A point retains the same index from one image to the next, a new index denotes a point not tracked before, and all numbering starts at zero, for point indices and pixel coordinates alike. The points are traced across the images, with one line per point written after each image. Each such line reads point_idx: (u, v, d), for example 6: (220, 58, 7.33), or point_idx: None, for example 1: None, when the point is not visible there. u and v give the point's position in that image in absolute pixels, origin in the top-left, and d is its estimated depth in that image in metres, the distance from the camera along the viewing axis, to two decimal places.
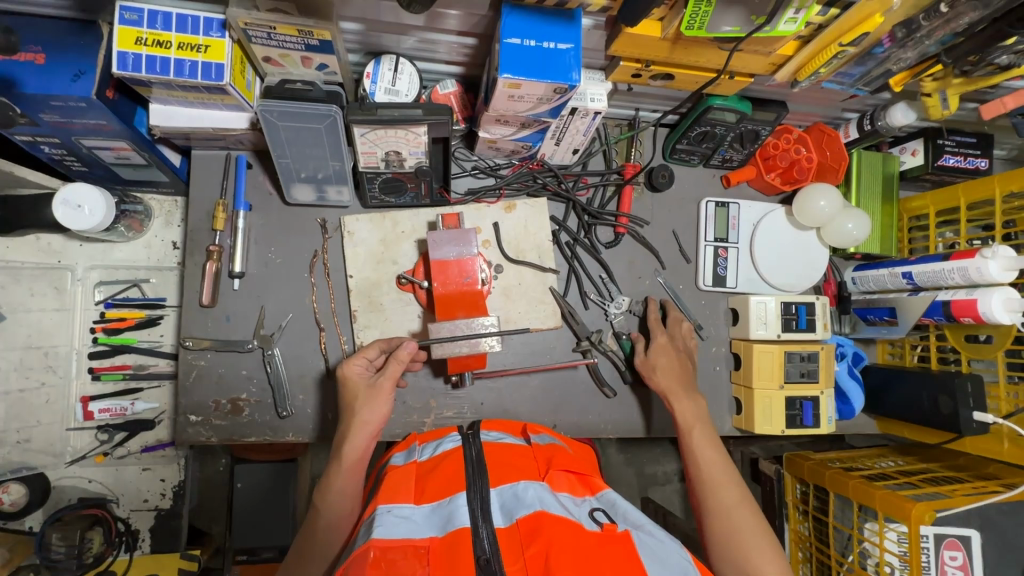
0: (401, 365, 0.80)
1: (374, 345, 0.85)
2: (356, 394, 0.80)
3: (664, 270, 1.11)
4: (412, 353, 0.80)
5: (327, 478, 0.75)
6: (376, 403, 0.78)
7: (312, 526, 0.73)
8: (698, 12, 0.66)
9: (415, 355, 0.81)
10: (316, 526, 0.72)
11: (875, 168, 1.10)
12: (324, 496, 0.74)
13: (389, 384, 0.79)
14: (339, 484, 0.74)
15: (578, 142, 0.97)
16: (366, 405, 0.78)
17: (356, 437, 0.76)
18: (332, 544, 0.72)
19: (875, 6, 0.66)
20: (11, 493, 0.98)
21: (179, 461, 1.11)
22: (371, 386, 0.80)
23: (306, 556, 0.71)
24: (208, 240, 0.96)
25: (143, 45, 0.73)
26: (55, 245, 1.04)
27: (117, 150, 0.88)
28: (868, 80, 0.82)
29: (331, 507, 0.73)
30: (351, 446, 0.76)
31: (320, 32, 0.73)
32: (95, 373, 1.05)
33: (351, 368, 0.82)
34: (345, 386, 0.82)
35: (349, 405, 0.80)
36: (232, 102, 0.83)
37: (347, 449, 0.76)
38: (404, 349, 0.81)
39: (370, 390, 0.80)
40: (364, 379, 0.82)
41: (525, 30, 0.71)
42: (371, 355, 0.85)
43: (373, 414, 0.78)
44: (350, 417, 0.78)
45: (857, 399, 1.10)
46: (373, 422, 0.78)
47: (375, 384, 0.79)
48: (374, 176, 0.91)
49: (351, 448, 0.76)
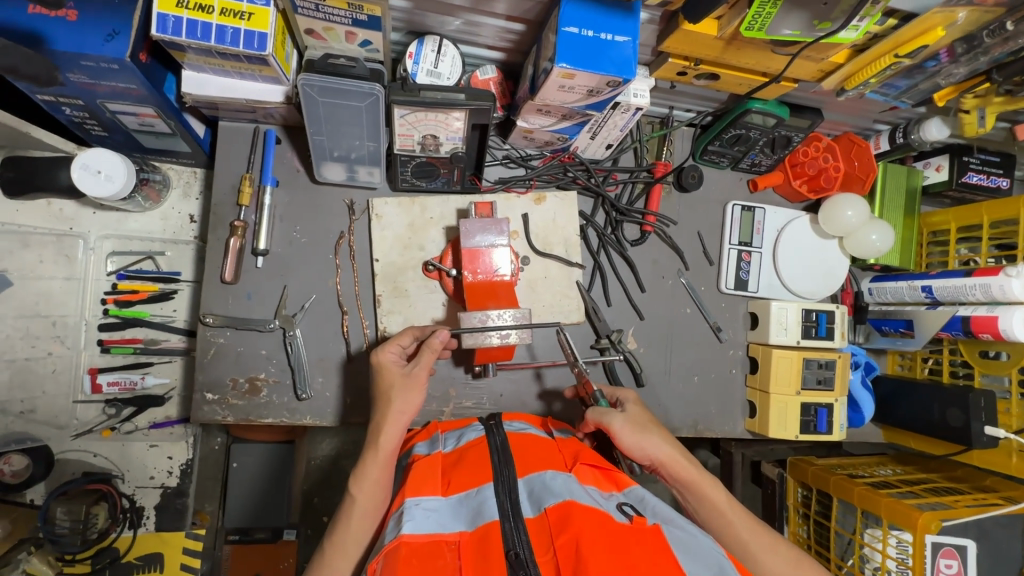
0: (434, 354, 0.79)
1: (406, 333, 0.85)
2: (391, 384, 0.79)
3: (687, 271, 1.11)
4: (445, 343, 0.79)
5: (363, 468, 0.74)
6: (412, 393, 0.78)
7: (347, 514, 0.72)
8: (761, 12, 0.65)
9: (447, 344, 0.81)
10: (352, 517, 0.72)
11: (900, 181, 1.11)
12: (360, 486, 0.73)
13: (424, 372, 0.79)
14: (376, 475, 0.73)
15: (613, 137, 0.96)
16: (403, 395, 0.77)
17: (392, 429, 0.75)
18: (366, 533, 0.72)
19: (939, 19, 0.66)
20: (13, 464, 0.96)
21: (188, 439, 1.08)
22: (407, 375, 0.79)
23: (341, 548, 0.71)
24: (232, 215, 0.93)
25: (184, 8, 0.70)
26: (67, 212, 1.01)
27: (142, 116, 0.85)
28: (913, 93, 0.82)
29: (365, 498, 0.72)
30: (387, 438, 0.75)
31: (370, 7, 0.71)
32: (105, 345, 1.01)
33: (384, 356, 0.82)
34: (380, 374, 0.81)
35: (384, 394, 0.79)
36: (270, 74, 0.80)
37: (384, 441, 0.75)
38: (437, 338, 0.81)
39: (408, 380, 0.79)
40: (399, 368, 0.81)
41: (583, 19, 0.69)
42: (402, 343, 0.84)
43: (409, 405, 0.77)
44: (385, 409, 0.77)
45: (868, 408, 1.12)
46: (408, 413, 0.77)
47: (411, 374, 0.79)
48: (408, 159, 0.90)
49: (386, 440, 0.75)
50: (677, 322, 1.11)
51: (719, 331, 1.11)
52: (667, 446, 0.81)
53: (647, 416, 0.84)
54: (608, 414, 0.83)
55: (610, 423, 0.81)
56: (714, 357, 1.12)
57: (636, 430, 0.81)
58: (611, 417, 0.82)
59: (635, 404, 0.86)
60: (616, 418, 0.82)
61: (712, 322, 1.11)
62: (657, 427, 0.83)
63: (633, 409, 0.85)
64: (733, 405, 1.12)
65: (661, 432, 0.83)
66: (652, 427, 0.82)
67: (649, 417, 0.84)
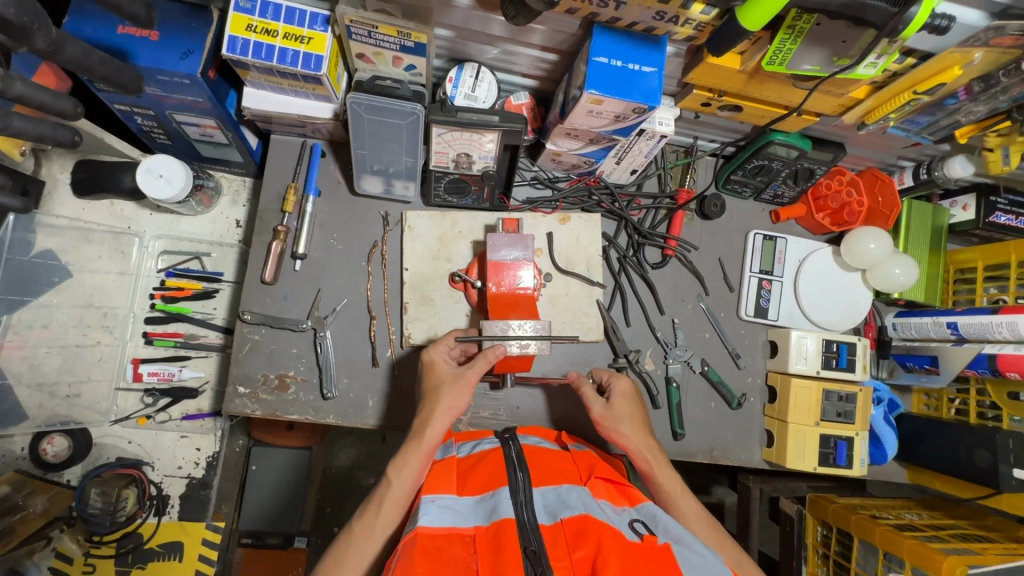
0: (487, 364, 0.84)
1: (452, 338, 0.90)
2: (441, 380, 0.83)
3: (707, 296, 1.13)
4: (499, 357, 0.84)
5: (405, 457, 0.77)
6: (460, 391, 0.82)
7: (382, 500, 0.75)
8: (782, 48, 0.69)
9: (499, 359, 0.85)
10: (385, 502, 0.74)
11: (925, 219, 1.12)
12: (399, 473, 0.76)
13: (475, 379, 0.83)
14: (416, 464, 0.76)
15: (638, 163, 1.00)
16: (452, 393, 0.81)
17: (438, 423, 0.79)
18: (395, 519, 0.75)
19: (956, 59, 0.68)
20: (55, 445, 1.05)
21: (216, 432, 1.12)
22: (458, 375, 0.83)
23: (371, 531, 0.73)
24: (276, 221, 1.00)
25: (252, 32, 0.78)
26: (127, 212, 1.09)
27: (204, 127, 0.93)
28: (934, 130, 0.84)
29: (402, 487, 0.75)
30: (433, 430, 0.79)
31: (418, 35, 0.78)
32: (149, 337, 1.08)
33: (437, 351, 0.87)
34: (431, 373, 0.85)
35: (433, 390, 0.83)
36: (322, 92, 0.87)
37: (430, 432, 0.78)
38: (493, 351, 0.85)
39: (457, 379, 0.83)
40: (449, 368, 0.85)
41: (612, 50, 0.75)
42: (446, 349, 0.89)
43: (457, 403, 0.81)
44: (437, 399, 0.81)
45: (891, 445, 1.10)
46: (456, 410, 0.81)
47: (462, 375, 0.83)
48: (441, 175, 0.96)
49: (432, 432, 0.79)
50: (698, 348, 1.12)
51: (737, 357, 1.12)
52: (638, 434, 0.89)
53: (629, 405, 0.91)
54: (591, 399, 0.92)
55: (590, 406, 0.91)
56: (731, 382, 1.12)
57: (610, 416, 0.90)
58: (592, 402, 0.91)
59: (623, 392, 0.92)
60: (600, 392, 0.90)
61: (731, 348, 1.12)
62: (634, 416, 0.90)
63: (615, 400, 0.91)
64: (750, 433, 1.11)
65: (635, 420, 0.90)
66: (627, 416, 0.90)
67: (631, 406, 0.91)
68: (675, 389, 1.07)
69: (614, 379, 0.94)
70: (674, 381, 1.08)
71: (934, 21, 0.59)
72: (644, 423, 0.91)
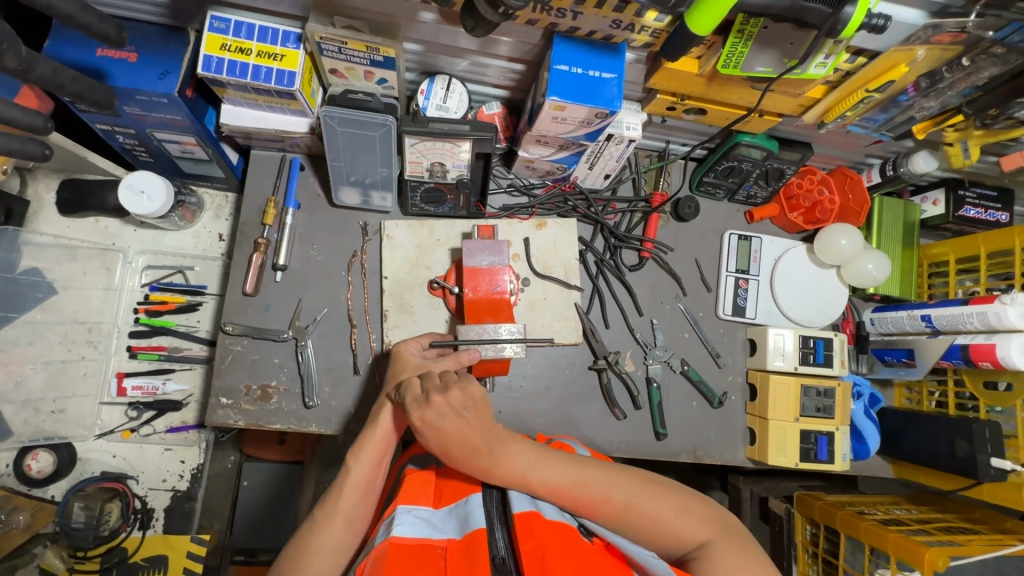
0: (456, 364, 0.84)
1: (424, 338, 0.92)
2: (404, 369, 0.85)
3: (685, 297, 1.14)
4: (469, 359, 0.85)
5: (362, 443, 0.78)
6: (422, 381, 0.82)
7: (341, 486, 0.75)
8: (734, 51, 0.71)
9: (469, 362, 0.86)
10: (345, 488, 0.75)
11: (896, 215, 1.14)
12: (357, 460, 0.77)
13: (440, 372, 0.83)
14: (373, 449, 0.78)
15: (610, 167, 1.02)
16: (409, 380, 0.83)
17: (394, 408, 0.81)
18: (359, 506, 0.74)
19: (900, 56, 0.71)
20: (40, 460, 1.05)
21: (201, 444, 1.12)
22: (422, 367, 0.84)
23: (333, 520, 0.73)
24: (257, 233, 1.02)
25: (226, 50, 0.80)
26: (111, 228, 1.11)
27: (185, 145, 0.96)
28: (892, 126, 0.87)
29: (361, 471, 0.76)
30: (388, 415, 0.81)
31: (386, 49, 0.80)
32: (133, 351, 1.09)
33: (407, 346, 0.89)
34: (397, 362, 0.87)
35: (392, 378, 0.85)
36: (297, 107, 0.90)
37: (384, 417, 0.80)
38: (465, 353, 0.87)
39: (422, 369, 0.84)
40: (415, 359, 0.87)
41: (573, 58, 0.77)
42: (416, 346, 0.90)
43: None
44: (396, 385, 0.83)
45: (872, 438, 1.11)
46: (413, 397, 0.83)
47: (427, 367, 0.84)
48: (417, 185, 0.98)
49: (387, 416, 0.81)
50: (678, 348, 1.13)
51: (717, 356, 1.13)
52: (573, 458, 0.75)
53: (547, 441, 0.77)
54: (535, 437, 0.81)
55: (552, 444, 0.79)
56: (712, 381, 1.13)
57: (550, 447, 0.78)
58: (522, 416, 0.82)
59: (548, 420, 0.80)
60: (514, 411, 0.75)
61: (711, 347, 1.13)
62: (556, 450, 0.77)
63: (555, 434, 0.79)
64: (732, 432, 1.12)
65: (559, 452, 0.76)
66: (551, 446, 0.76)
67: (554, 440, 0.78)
68: (656, 389, 1.08)
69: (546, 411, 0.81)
70: (655, 382, 1.09)
71: (871, 21, 0.62)
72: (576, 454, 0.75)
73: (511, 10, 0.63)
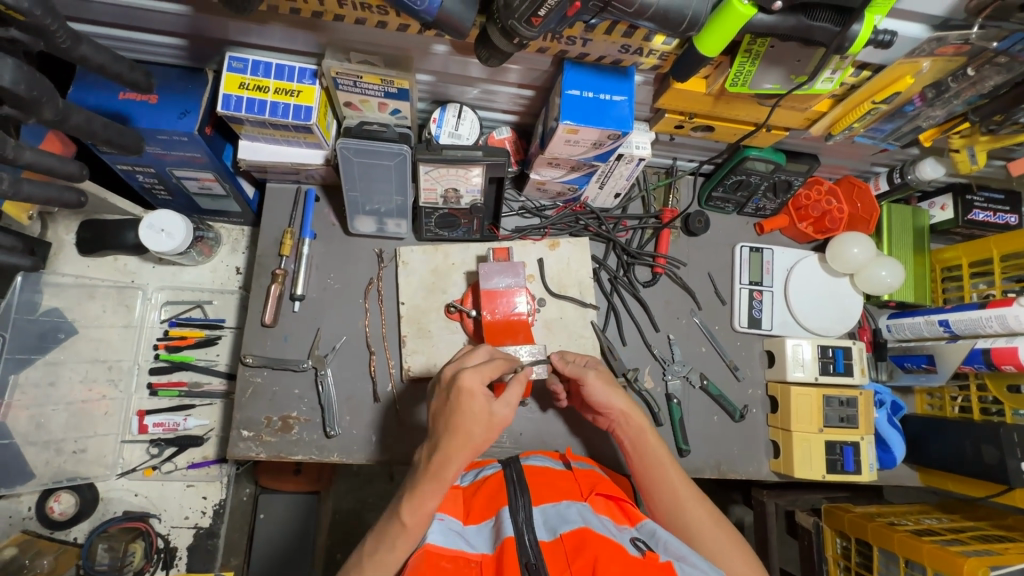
0: (520, 391, 0.75)
1: (494, 364, 0.75)
2: (473, 413, 0.71)
3: (700, 310, 1.15)
4: (530, 380, 0.77)
5: (422, 497, 0.71)
6: (491, 429, 0.72)
7: (393, 542, 0.70)
8: (742, 70, 0.73)
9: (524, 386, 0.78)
10: (397, 545, 0.70)
11: (906, 220, 1.15)
12: (410, 514, 0.70)
13: (508, 412, 0.74)
14: (431, 505, 0.70)
15: (621, 186, 1.04)
16: (477, 428, 0.71)
17: (457, 459, 0.71)
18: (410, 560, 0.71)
19: (905, 69, 0.72)
20: (62, 502, 1.05)
21: (222, 480, 1.11)
22: (494, 415, 0.72)
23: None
24: (274, 265, 1.03)
25: (245, 89, 0.82)
26: (130, 267, 1.13)
27: (203, 181, 0.98)
28: (898, 135, 0.88)
29: (414, 527, 0.70)
30: (449, 467, 0.71)
31: (400, 81, 0.83)
32: (153, 388, 1.09)
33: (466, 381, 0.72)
34: (461, 402, 0.72)
35: (452, 421, 0.71)
36: (313, 140, 0.92)
37: (447, 468, 0.71)
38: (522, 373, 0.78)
39: (494, 417, 0.72)
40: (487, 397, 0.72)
41: (584, 83, 0.79)
42: (474, 362, 0.78)
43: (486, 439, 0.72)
44: (467, 443, 0.71)
45: (898, 447, 1.09)
46: (483, 445, 0.72)
47: (496, 415, 0.72)
48: (432, 211, 0.99)
49: (448, 468, 0.71)
50: (697, 363, 1.12)
51: (736, 369, 1.12)
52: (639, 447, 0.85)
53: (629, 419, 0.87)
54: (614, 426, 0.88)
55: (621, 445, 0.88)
56: (732, 394, 1.12)
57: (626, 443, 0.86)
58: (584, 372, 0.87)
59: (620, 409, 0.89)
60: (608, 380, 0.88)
61: (728, 360, 1.13)
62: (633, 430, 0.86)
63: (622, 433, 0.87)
64: (756, 445, 1.11)
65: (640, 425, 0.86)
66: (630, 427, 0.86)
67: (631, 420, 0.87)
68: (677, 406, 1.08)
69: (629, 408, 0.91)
70: (675, 398, 1.08)
71: (876, 37, 0.63)
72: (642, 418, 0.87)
73: (525, 40, 0.64)
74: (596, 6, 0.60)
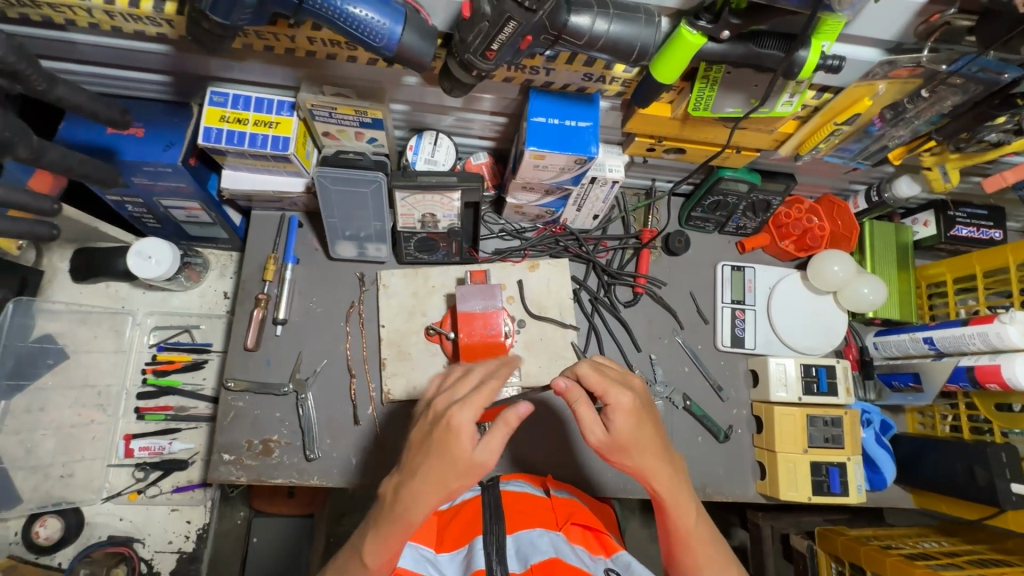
0: (512, 430, 0.60)
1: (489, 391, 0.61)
2: (451, 461, 0.59)
3: (683, 330, 1.14)
4: (524, 419, 0.60)
5: (380, 532, 0.62)
6: (471, 477, 0.60)
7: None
8: (702, 94, 0.74)
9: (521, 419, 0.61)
10: None
11: (888, 237, 1.14)
12: (370, 553, 0.62)
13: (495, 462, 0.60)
14: (391, 545, 0.62)
15: (597, 208, 1.05)
16: (460, 477, 0.59)
17: (422, 506, 0.60)
18: None
19: (862, 92, 0.73)
20: (48, 527, 1.05)
21: (206, 503, 1.12)
22: (471, 460, 0.59)
23: None
24: (257, 289, 1.05)
25: (225, 121, 0.86)
26: (122, 292, 1.16)
27: (189, 210, 1.01)
28: (867, 154, 0.89)
29: (378, 569, 0.63)
30: (418, 512, 0.60)
31: (373, 112, 0.85)
32: (141, 412, 1.12)
33: (456, 419, 0.59)
34: (447, 444, 0.59)
35: (440, 462, 0.59)
36: (293, 169, 0.94)
37: (413, 514, 0.60)
38: (514, 407, 0.60)
39: (468, 467, 0.59)
40: (472, 438, 0.59)
41: (550, 110, 0.81)
42: (464, 392, 0.64)
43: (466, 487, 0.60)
44: (440, 500, 0.60)
45: (888, 468, 1.07)
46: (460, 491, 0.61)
47: (478, 463, 0.59)
48: (410, 235, 1.01)
49: (416, 513, 0.60)
50: (680, 382, 1.12)
51: (719, 389, 1.11)
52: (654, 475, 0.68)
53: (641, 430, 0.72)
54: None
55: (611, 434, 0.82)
56: (717, 415, 1.11)
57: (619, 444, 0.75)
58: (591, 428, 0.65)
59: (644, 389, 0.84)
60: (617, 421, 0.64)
61: (712, 380, 1.12)
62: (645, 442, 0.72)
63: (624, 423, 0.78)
64: (742, 466, 1.09)
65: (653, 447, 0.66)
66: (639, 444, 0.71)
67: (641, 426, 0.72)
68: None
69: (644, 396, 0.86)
70: None
71: (825, 63, 0.65)
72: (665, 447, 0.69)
73: (484, 72, 0.66)
74: (549, 39, 0.62)
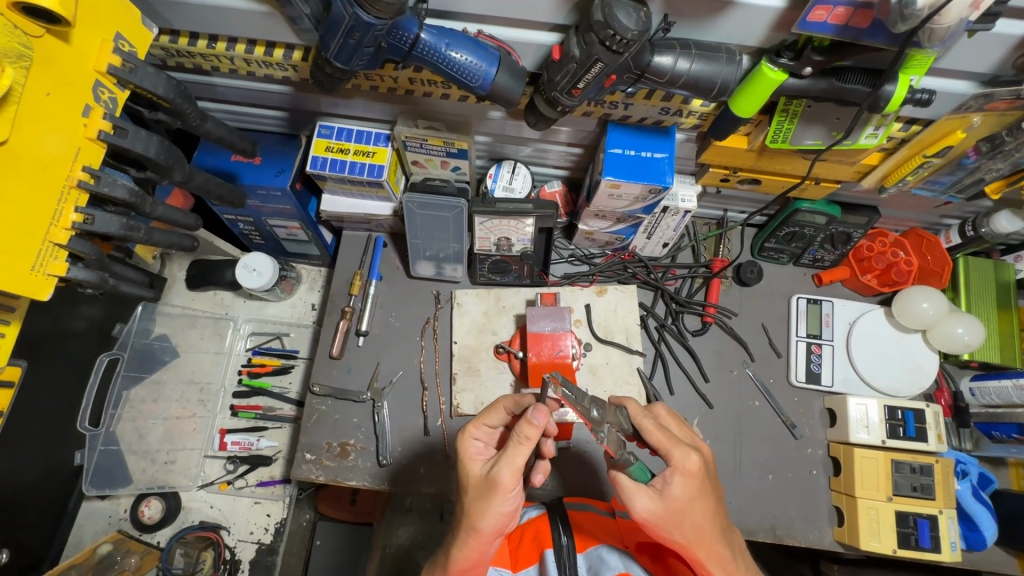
0: (523, 450, 0.65)
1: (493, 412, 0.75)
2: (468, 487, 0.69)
3: (754, 362, 1.11)
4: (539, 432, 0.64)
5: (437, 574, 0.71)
6: (492, 503, 0.65)
7: None
8: (781, 127, 0.76)
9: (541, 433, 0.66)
10: None
11: (986, 276, 1.07)
12: None
13: (511, 475, 0.65)
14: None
15: (668, 236, 1.06)
16: (481, 506, 0.66)
17: (468, 551, 0.67)
18: None
19: (954, 125, 0.72)
20: (151, 508, 1.17)
21: (285, 499, 1.20)
22: (487, 479, 0.66)
23: None
24: (343, 302, 1.14)
25: (329, 150, 0.95)
26: (226, 300, 1.29)
27: (290, 228, 1.12)
28: (960, 187, 0.86)
29: None
30: (462, 553, 0.68)
31: (459, 143, 0.92)
32: (235, 409, 1.22)
33: (468, 446, 0.72)
34: (463, 471, 0.71)
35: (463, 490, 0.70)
36: (383, 194, 1.04)
37: (457, 555, 0.68)
38: (524, 423, 0.65)
39: (488, 487, 0.66)
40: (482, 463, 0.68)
41: (626, 142, 0.85)
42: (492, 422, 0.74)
43: (497, 514, 0.65)
44: (474, 531, 0.66)
45: (987, 526, 0.98)
46: (500, 523, 0.66)
47: (493, 481, 0.65)
48: (485, 257, 1.07)
49: (461, 554, 0.68)
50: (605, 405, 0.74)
51: (792, 426, 1.07)
52: (707, 529, 0.63)
53: (698, 492, 0.63)
54: (634, 491, 0.63)
55: (631, 503, 0.63)
56: (790, 454, 1.06)
57: (666, 513, 0.62)
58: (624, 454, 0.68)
59: (655, 427, 0.67)
60: (670, 483, 0.63)
61: (785, 417, 1.08)
62: (701, 505, 0.63)
63: (675, 485, 0.62)
64: (817, 511, 1.03)
65: (709, 507, 0.64)
66: (694, 510, 0.62)
67: (699, 488, 0.63)
68: (644, 466, 0.67)
69: (670, 451, 0.64)
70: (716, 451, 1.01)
71: (914, 96, 0.64)
72: (710, 496, 0.64)
73: (568, 107, 0.72)
74: (633, 77, 0.66)
